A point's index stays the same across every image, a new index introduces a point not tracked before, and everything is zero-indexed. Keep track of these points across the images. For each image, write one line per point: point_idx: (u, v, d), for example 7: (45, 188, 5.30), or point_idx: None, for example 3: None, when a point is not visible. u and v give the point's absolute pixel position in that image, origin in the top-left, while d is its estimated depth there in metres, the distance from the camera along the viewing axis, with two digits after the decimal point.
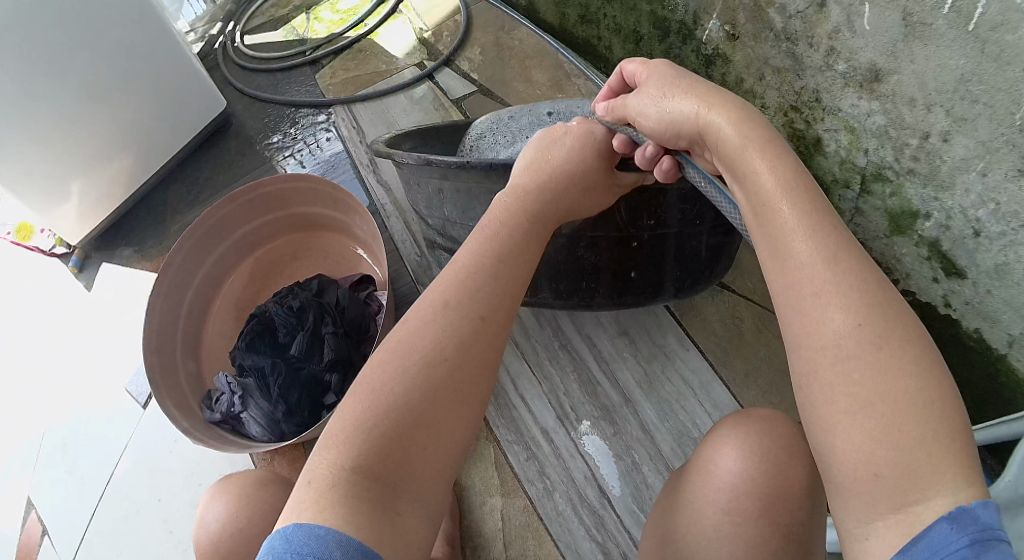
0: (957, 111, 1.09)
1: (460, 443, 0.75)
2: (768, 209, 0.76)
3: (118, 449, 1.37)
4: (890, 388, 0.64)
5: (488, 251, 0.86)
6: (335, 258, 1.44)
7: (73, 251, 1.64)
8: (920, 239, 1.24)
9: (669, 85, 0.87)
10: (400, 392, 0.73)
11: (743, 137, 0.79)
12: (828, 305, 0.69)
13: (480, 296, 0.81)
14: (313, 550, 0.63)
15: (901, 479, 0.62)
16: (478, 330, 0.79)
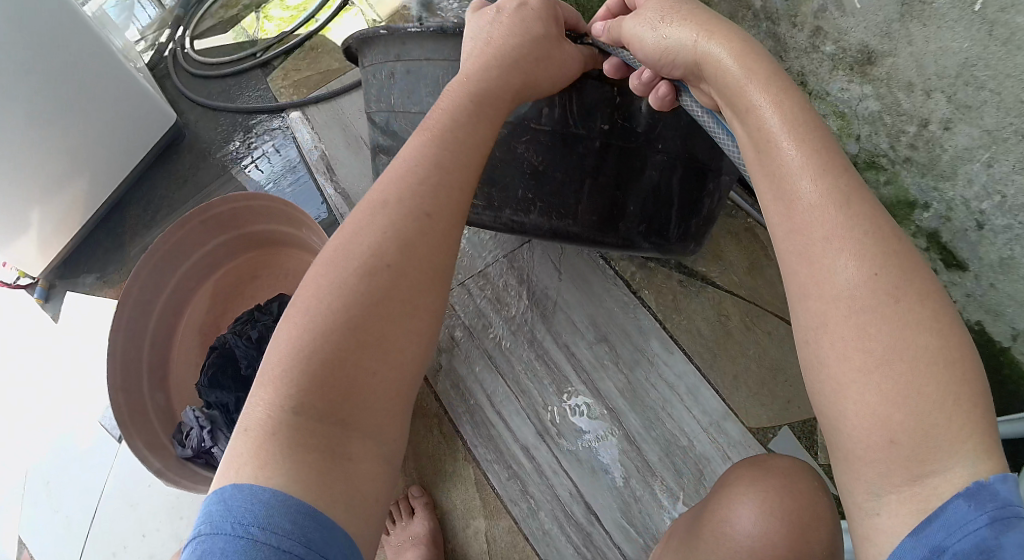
0: (959, 98, 1.02)
1: (410, 361, 0.68)
2: (771, 148, 0.67)
3: (96, 495, 1.25)
4: (908, 344, 0.58)
5: (437, 139, 0.78)
6: (294, 275, 1.30)
7: (36, 282, 1.42)
8: (918, 230, 1.15)
9: (671, 9, 0.78)
10: (344, 309, 0.66)
11: (745, 68, 0.71)
12: (841, 251, 0.62)
13: (429, 191, 0.74)
14: (256, 519, 0.58)
15: (918, 444, 0.57)
16: (426, 231, 0.72)
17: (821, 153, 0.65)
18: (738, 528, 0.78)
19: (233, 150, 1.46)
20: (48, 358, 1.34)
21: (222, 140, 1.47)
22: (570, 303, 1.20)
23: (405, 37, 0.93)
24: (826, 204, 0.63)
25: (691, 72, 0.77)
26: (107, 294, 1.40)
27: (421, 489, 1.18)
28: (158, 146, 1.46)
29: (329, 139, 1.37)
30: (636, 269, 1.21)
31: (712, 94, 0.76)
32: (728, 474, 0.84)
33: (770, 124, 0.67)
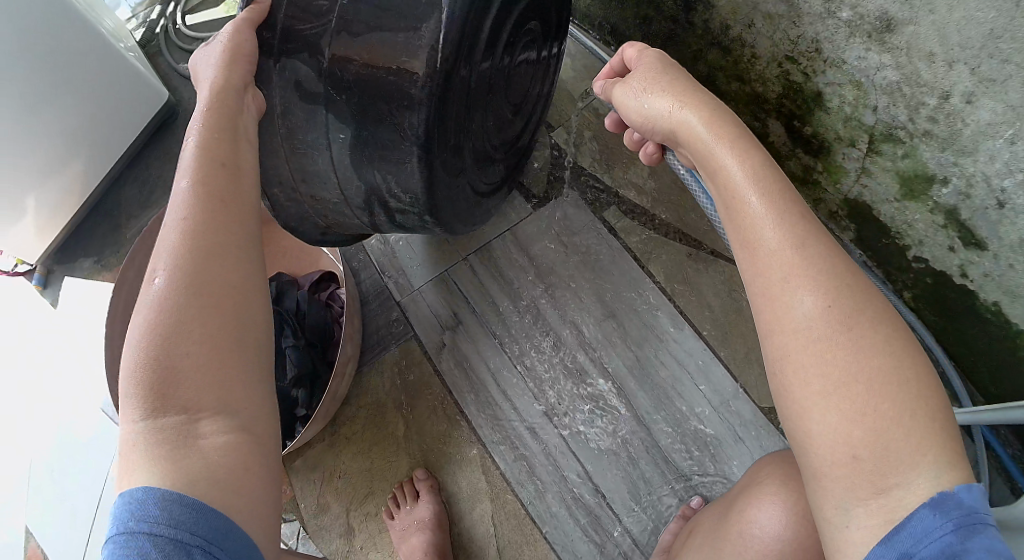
0: (983, 71, 0.92)
1: (232, 328, 0.64)
2: (735, 204, 0.66)
3: (100, 481, 1.25)
4: (863, 366, 0.57)
5: (208, 110, 0.73)
6: (295, 252, 1.23)
7: (33, 269, 1.39)
8: (935, 206, 1.08)
9: (652, 80, 0.76)
10: (152, 305, 0.63)
11: (715, 134, 0.69)
12: (798, 285, 0.60)
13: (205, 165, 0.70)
14: (131, 516, 0.57)
15: (879, 457, 0.56)
16: (206, 201, 0.68)
17: (777, 193, 0.64)
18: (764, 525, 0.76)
19: None
20: (48, 344, 1.33)
21: None
22: (575, 278, 1.17)
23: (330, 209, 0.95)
24: (790, 245, 0.61)
25: (670, 138, 0.76)
26: (105, 280, 1.38)
27: (425, 471, 1.10)
28: (151, 128, 1.43)
29: None
30: (648, 243, 1.18)
31: (689, 157, 0.76)
32: (760, 471, 0.81)
33: (734, 176, 0.66)
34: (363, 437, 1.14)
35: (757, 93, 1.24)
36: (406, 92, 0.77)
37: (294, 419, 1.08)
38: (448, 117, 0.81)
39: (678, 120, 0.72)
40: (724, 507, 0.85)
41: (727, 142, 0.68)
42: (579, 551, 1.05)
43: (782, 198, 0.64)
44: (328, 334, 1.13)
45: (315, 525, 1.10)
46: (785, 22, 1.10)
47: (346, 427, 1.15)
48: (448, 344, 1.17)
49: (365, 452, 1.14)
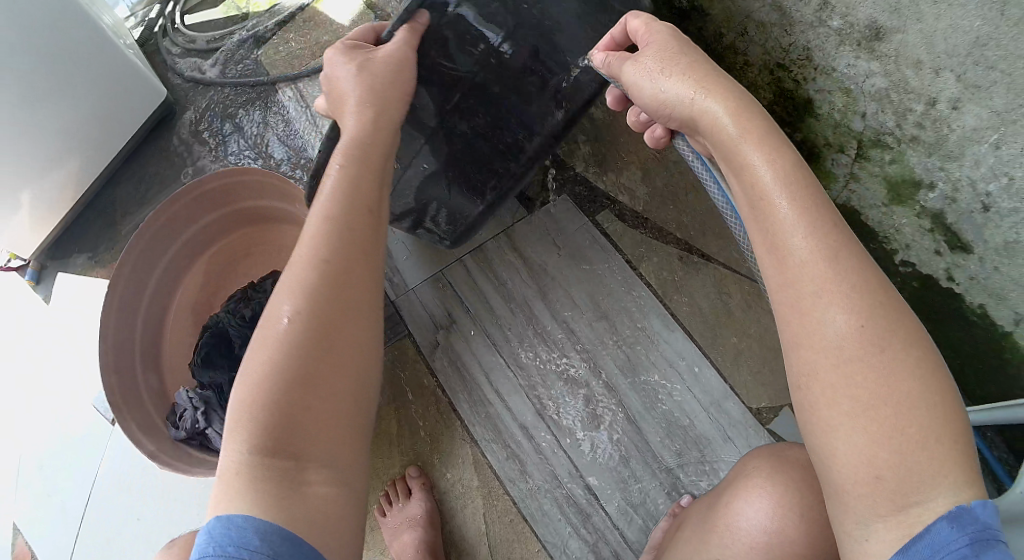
0: (968, 78, 0.95)
1: (350, 384, 0.70)
2: (764, 205, 0.69)
3: (91, 477, 1.25)
4: (889, 391, 0.61)
5: (351, 157, 0.81)
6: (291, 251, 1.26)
7: (27, 264, 1.39)
8: (922, 210, 1.09)
9: (672, 63, 0.77)
10: (283, 344, 0.68)
11: (741, 128, 0.71)
12: (829, 303, 0.64)
13: (344, 209, 0.76)
14: (234, 540, 0.62)
15: (902, 479, 0.60)
16: (344, 245, 0.74)
17: (807, 199, 0.67)
18: (747, 520, 0.77)
19: (224, 126, 1.42)
20: (42, 339, 1.34)
21: (213, 115, 1.43)
22: (569, 280, 1.18)
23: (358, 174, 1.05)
24: (815, 252, 0.65)
25: (687, 125, 0.79)
26: (99, 276, 1.38)
27: (417, 468, 1.11)
28: (148, 126, 1.43)
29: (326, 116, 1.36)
30: (641, 245, 1.18)
31: (706, 145, 0.78)
32: (746, 465, 0.83)
33: (762, 176, 0.69)
34: None
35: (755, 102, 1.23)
36: (507, 164, 1.10)
37: None
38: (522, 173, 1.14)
39: (701, 110, 0.74)
40: (711, 500, 0.86)
41: (752, 136, 0.71)
42: (571, 550, 1.06)
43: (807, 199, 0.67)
44: None
45: None
46: (777, 31, 1.11)
47: None
48: (442, 342, 1.18)
49: None
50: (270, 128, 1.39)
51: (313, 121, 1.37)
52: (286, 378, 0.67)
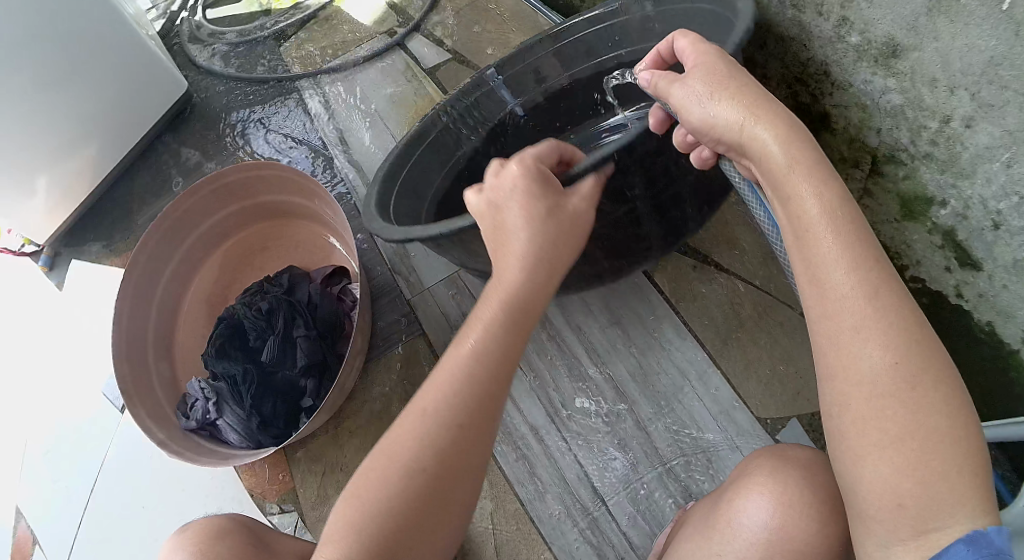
0: (983, 97, 0.94)
1: (452, 529, 0.70)
2: (809, 238, 0.67)
3: (96, 466, 1.25)
4: (917, 424, 0.61)
5: (508, 310, 0.72)
6: (306, 247, 1.27)
7: (42, 250, 1.41)
8: (934, 226, 1.10)
9: (716, 84, 0.74)
10: (400, 476, 0.68)
11: (790, 157, 0.68)
12: (867, 340, 0.63)
13: (491, 362, 0.71)
14: None
15: (925, 508, 0.60)
16: (481, 402, 0.70)
17: (843, 227, 0.66)
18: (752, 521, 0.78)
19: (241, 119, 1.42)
20: (55, 325, 1.35)
21: (231, 109, 1.44)
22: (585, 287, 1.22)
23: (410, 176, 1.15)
24: (850, 272, 0.65)
25: (733, 149, 0.75)
26: (111, 265, 1.38)
27: None
28: (165, 117, 1.45)
29: (344, 113, 1.36)
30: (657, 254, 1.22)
31: (752, 170, 0.74)
32: (749, 463, 0.83)
33: (808, 206, 0.67)
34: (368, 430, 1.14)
35: None
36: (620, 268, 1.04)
37: (300, 410, 1.10)
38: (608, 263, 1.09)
39: (750, 133, 0.70)
40: (713, 504, 0.86)
41: (800, 162, 0.68)
42: (576, 553, 1.05)
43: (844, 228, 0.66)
44: (339, 327, 1.14)
45: (315, 516, 1.10)
46: (796, 44, 1.14)
47: (350, 420, 1.15)
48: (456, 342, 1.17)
49: (367, 446, 1.13)
50: (288, 121, 1.39)
51: (329, 114, 1.37)
52: (394, 519, 0.67)
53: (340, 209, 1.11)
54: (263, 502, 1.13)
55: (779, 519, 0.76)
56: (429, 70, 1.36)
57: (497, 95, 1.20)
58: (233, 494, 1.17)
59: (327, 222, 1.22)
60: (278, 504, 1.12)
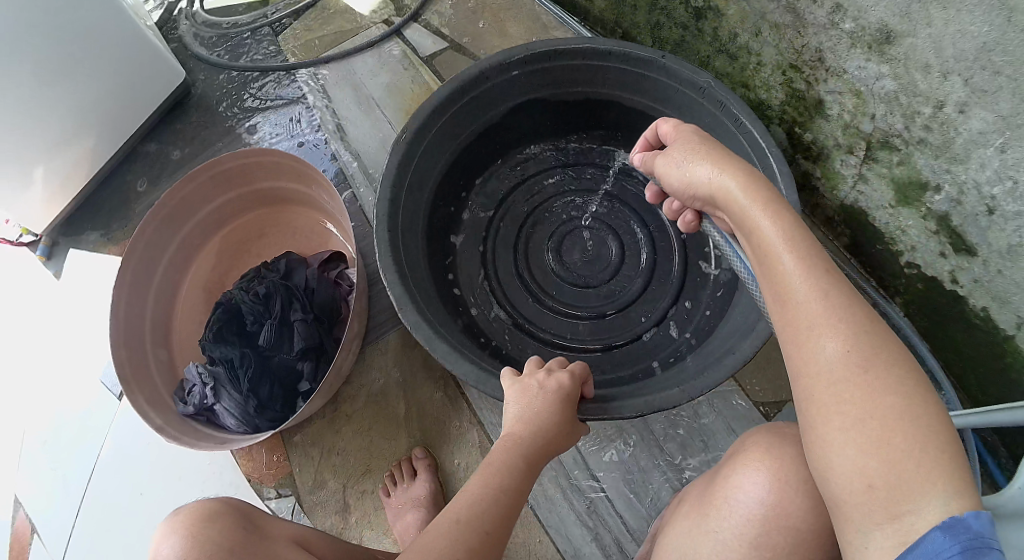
0: (975, 82, 0.94)
1: None
2: (771, 263, 0.72)
3: (93, 453, 1.25)
4: (875, 407, 0.64)
5: (524, 455, 0.81)
6: (304, 233, 1.29)
7: (40, 239, 1.41)
8: (928, 212, 1.09)
9: (689, 149, 0.82)
10: None
11: (750, 197, 0.75)
12: (823, 333, 0.68)
13: (509, 492, 0.78)
14: None
15: (893, 486, 0.62)
16: (491, 534, 0.74)
17: (797, 239, 0.72)
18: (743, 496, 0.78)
19: (239, 107, 1.43)
20: (54, 313, 1.35)
21: (230, 98, 1.45)
22: None
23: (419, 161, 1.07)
24: (802, 270, 0.70)
25: (709, 204, 0.82)
26: (109, 253, 1.39)
27: (423, 450, 1.11)
28: (164, 107, 1.45)
29: (341, 99, 1.37)
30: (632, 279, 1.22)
31: (727, 222, 0.81)
32: (744, 440, 0.82)
33: (767, 237, 0.73)
34: (367, 413, 1.15)
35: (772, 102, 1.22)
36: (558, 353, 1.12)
37: (297, 394, 1.11)
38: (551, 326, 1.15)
39: (716, 187, 0.77)
40: (706, 483, 0.85)
41: (757, 205, 0.74)
42: (573, 536, 1.06)
43: (801, 247, 0.71)
44: (336, 312, 1.15)
45: (311, 500, 1.11)
46: (790, 31, 1.11)
47: (347, 403, 1.16)
48: None
49: (365, 430, 1.14)
50: (286, 106, 1.40)
51: (327, 100, 1.38)
52: None
53: (339, 198, 1.12)
54: (261, 487, 1.13)
55: (776, 495, 0.76)
56: (427, 58, 1.38)
57: (515, 88, 1.12)
58: (230, 479, 1.16)
59: (324, 207, 1.23)
60: (275, 488, 1.13)
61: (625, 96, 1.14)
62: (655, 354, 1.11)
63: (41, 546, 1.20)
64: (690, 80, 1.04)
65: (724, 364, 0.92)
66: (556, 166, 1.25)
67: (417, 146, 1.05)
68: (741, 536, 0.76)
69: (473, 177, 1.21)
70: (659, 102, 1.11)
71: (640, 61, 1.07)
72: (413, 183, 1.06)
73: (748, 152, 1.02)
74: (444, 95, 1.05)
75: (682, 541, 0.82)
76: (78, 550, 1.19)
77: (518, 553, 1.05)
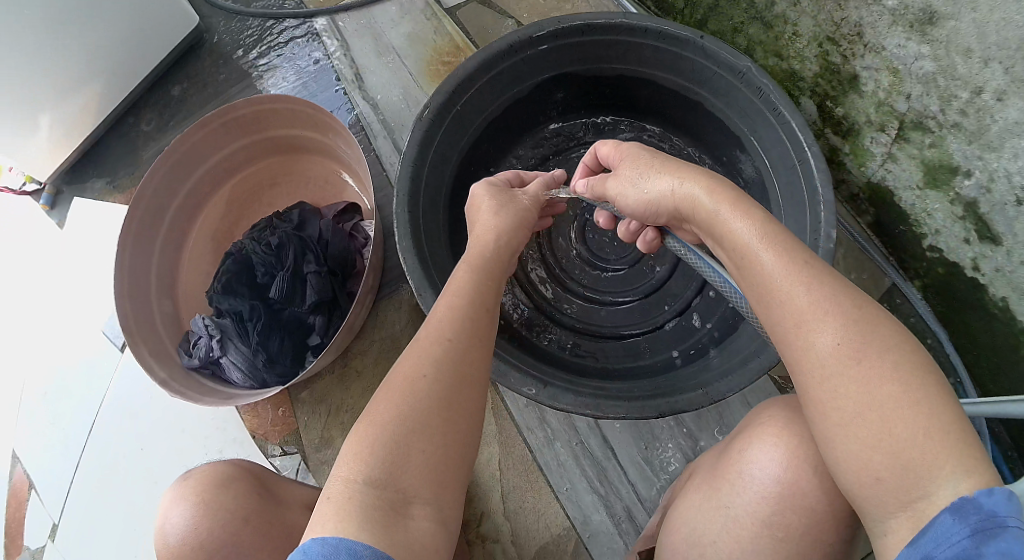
0: (1018, 71, 0.92)
1: (457, 439, 0.68)
2: (746, 261, 0.70)
3: (94, 407, 1.23)
4: (873, 397, 0.60)
5: (475, 269, 0.81)
6: (318, 183, 1.25)
7: (43, 187, 1.37)
8: (956, 197, 1.07)
9: (643, 166, 0.83)
10: (407, 386, 0.68)
11: (715, 201, 0.74)
12: (807, 323, 0.64)
13: (471, 301, 0.77)
14: (343, 545, 0.59)
15: (900, 477, 0.59)
16: (464, 327, 0.74)
17: (772, 236, 0.69)
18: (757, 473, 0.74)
19: (254, 55, 1.38)
20: (57, 262, 1.32)
21: (243, 45, 1.39)
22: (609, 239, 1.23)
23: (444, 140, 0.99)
24: (785, 266, 0.67)
25: (674, 218, 0.82)
26: (115, 202, 1.35)
27: None
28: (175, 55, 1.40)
29: (359, 48, 1.33)
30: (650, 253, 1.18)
31: (696, 233, 0.80)
32: (757, 413, 0.79)
33: (740, 236, 0.71)
34: (378, 371, 1.14)
35: (807, 72, 1.17)
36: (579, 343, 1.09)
37: (306, 347, 1.09)
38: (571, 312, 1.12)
39: (682, 195, 0.77)
40: (721, 446, 0.83)
41: (726, 207, 0.73)
42: (583, 503, 1.06)
43: (774, 244, 0.69)
44: (349, 264, 1.12)
45: (318, 458, 1.12)
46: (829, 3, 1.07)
47: (357, 359, 1.15)
48: None
49: (375, 388, 1.13)
50: (303, 54, 1.36)
51: (346, 50, 1.33)
52: (403, 418, 0.66)
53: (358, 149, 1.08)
54: (265, 444, 1.14)
55: (794, 473, 0.72)
56: (450, 9, 1.32)
57: (542, 63, 1.03)
58: (235, 434, 1.16)
59: (340, 157, 1.20)
60: (280, 445, 1.13)
61: (660, 75, 1.05)
62: (676, 342, 1.08)
63: (39, 504, 1.20)
64: (731, 65, 0.96)
65: (748, 368, 0.87)
66: (585, 144, 1.19)
67: (439, 126, 0.97)
68: (753, 513, 0.73)
69: (501, 151, 1.15)
70: (696, 84, 1.03)
71: (677, 41, 0.98)
72: (437, 162, 0.99)
73: (786, 144, 0.95)
74: (473, 66, 0.96)
75: (692, 515, 0.79)
76: (78, 505, 1.19)
77: (528, 516, 1.05)
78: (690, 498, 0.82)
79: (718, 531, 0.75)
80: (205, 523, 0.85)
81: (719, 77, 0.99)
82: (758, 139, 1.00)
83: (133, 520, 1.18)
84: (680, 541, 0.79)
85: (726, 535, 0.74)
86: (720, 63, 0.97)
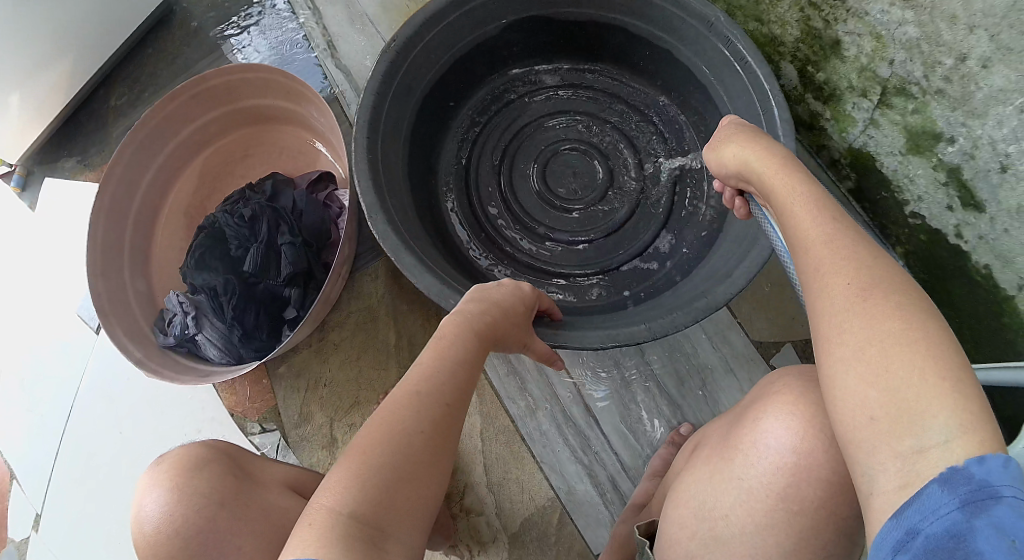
0: (1002, 39, 0.91)
1: (432, 488, 0.68)
2: (784, 207, 0.72)
3: (71, 392, 1.21)
4: (874, 332, 0.59)
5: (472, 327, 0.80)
6: (291, 153, 1.23)
7: (13, 168, 1.33)
8: (939, 163, 1.06)
9: (723, 133, 0.86)
10: (401, 431, 0.68)
11: (766, 164, 0.76)
12: (829, 264, 0.65)
13: (465, 363, 0.77)
14: None
15: (894, 419, 0.57)
16: (457, 394, 0.74)
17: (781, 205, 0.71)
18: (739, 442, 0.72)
19: (225, 27, 1.35)
20: (30, 244, 1.29)
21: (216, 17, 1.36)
22: None
23: (411, 80, 0.98)
24: (814, 217, 0.69)
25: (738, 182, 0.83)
26: (87, 182, 1.32)
27: None
28: (145, 28, 1.36)
29: (332, 14, 1.29)
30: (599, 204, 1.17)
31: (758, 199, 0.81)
32: (772, 383, 0.74)
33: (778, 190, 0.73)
34: (357, 343, 1.13)
35: (784, 33, 1.16)
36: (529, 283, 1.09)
37: (283, 321, 1.08)
38: (524, 253, 1.11)
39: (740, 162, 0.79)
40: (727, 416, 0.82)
41: (777, 167, 0.75)
42: (568, 473, 1.05)
43: None
44: (324, 235, 1.10)
45: (297, 435, 1.11)
46: None
47: (334, 332, 1.13)
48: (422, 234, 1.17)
49: (353, 360, 1.13)
50: (275, 24, 1.33)
51: (318, 17, 1.30)
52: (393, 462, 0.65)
53: (329, 113, 1.07)
54: (245, 421, 1.13)
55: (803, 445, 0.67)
56: None
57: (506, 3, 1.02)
58: (214, 414, 1.15)
59: (315, 127, 1.18)
60: (260, 423, 1.12)
61: (630, 22, 1.05)
62: (631, 282, 1.08)
63: (19, 492, 1.18)
64: (700, 14, 0.95)
65: (695, 308, 0.86)
66: (552, 87, 1.17)
67: (392, 85, 0.94)
68: (768, 485, 0.68)
69: (467, 92, 1.13)
70: (665, 32, 1.02)
71: None
72: (400, 105, 0.97)
73: (752, 97, 0.94)
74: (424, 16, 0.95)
75: (699, 487, 0.75)
76: (57, 490, 1.17)
77: (513, 488, 1.05)
78: (693, 470, 0.80)
79: (730, 504, 0.71)
80: (182, 510, 0.81)
81: (685, 23, 0.98)
82: (725, 90, 0.99)
83: (113, 504, 1.16)
84: (688, 514, 0.75)
85: (739, 508, 0.70)
86: (687, 7, 0.96)
